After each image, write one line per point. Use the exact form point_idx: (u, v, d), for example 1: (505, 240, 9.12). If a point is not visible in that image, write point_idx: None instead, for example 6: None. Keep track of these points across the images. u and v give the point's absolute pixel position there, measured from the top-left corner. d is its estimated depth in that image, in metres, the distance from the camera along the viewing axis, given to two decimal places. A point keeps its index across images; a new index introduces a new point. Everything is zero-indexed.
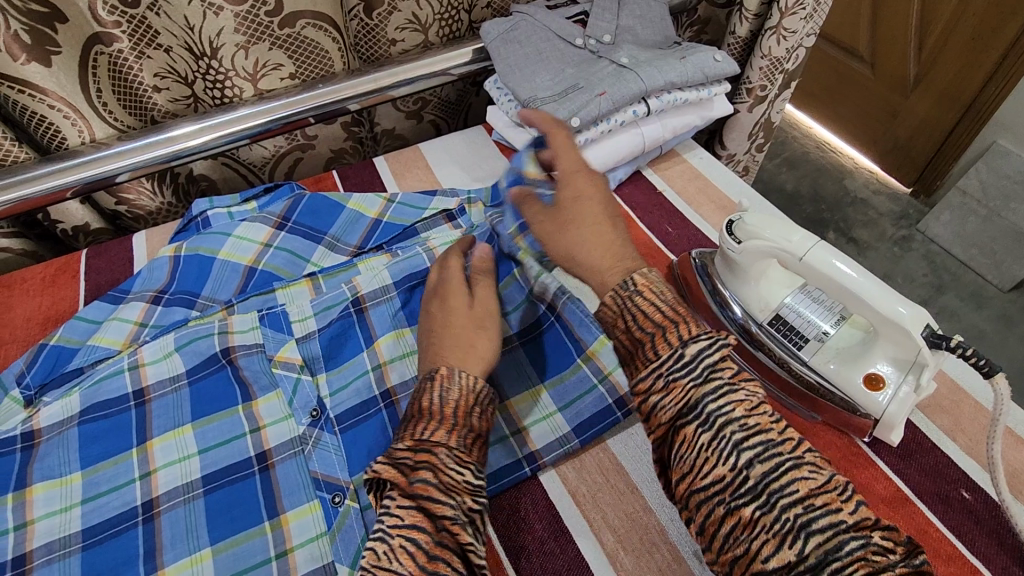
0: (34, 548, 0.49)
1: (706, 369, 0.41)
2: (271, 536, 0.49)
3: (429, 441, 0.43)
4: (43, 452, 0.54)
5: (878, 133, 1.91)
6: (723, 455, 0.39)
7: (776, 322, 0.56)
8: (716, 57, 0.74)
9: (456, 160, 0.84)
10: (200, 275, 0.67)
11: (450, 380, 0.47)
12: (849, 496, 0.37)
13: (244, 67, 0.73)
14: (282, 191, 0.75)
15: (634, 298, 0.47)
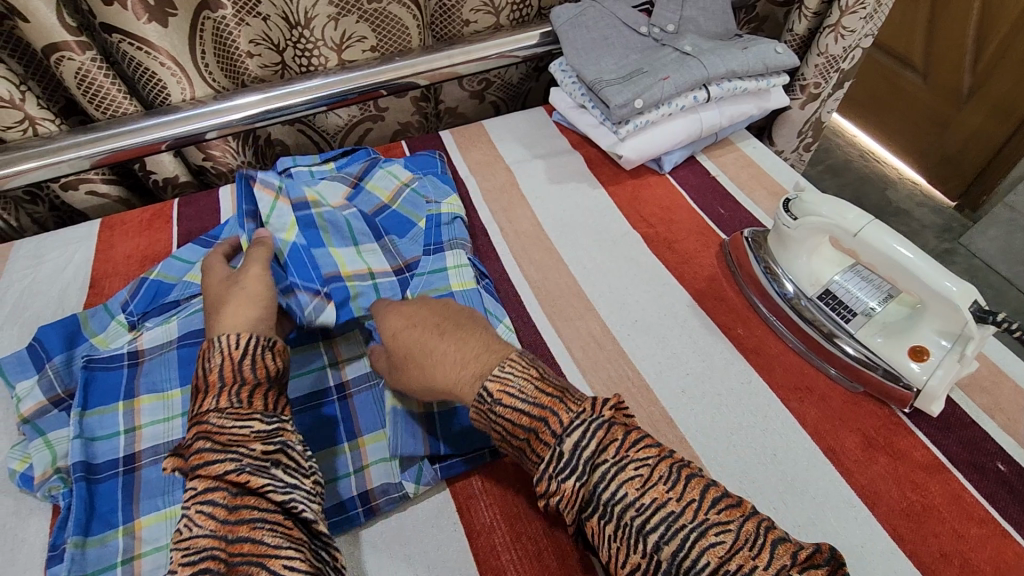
0: (142, 449, 0.55)
1: (586, 460, 0.40)
2: (349, 455, 0.54)
3: (201, 412, 0.45)
4: (148, 369, 0.60)
5: (925, 144, 1.89)
6: (632, 544, 0.38)
7: (825, 297, 0.59)
8: (778, 49, 0.77)
9: (518, 137, 0.88)
10: None
11: (212, 347, 0.49)
12: (758, 551, 0.36)
13: (332, 38, 0.79)
14: (359, 154, 0.82)
15: (496, 408, 0.45)
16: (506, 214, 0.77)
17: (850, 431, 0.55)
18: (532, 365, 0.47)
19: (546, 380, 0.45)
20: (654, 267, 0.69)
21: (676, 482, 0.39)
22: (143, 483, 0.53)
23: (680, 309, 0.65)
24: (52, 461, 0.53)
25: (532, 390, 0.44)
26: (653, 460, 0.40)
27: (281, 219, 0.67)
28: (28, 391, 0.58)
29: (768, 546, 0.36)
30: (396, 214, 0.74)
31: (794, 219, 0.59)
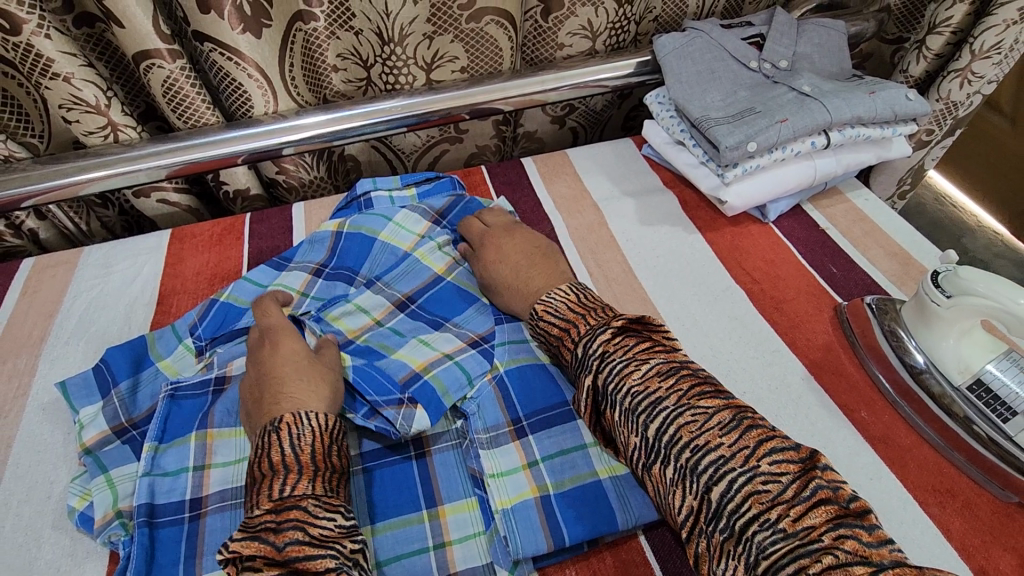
0: (210, 493, 0.51)
1: (594, 357, 0.51)
2: (428, 526, 0.50)
3: (291, 497, 0.43)
4: (219, 402, 0.56)
5: (1010, 191, 1.82)
6: (631, 426, 0.47)
7: (976, 389, 0.52)
8: (908, 96, 0.71)
9: (605, 170, 0.83)
10: (360, 254, 0.69)
11: (298, 426, 0.48)
12: (731, 431, 0.43)
13: (424, 56, 0.75)
14: (442, 184, 0.78)
15: (540, 322, 0.59)
16: (595, 257, 0.71)
17: (1004, 549, 0.47)
18: (572, 292, 0.59)
19: (580, 303, 0.58)
20: (762, 330, 0.63)
21: (670, 375, 0.48)
22: (206, 535, 0.49)
23: (794, 382, 0.58)
24: (113, 502, 0.49)
25: (566, 310, 0.57)
26: (654, 361, 0.49)
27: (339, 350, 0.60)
28: (92, 417, 0.54)
29: (738, 431, 0.43)
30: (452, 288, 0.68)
31: (946, 296, 0.52)
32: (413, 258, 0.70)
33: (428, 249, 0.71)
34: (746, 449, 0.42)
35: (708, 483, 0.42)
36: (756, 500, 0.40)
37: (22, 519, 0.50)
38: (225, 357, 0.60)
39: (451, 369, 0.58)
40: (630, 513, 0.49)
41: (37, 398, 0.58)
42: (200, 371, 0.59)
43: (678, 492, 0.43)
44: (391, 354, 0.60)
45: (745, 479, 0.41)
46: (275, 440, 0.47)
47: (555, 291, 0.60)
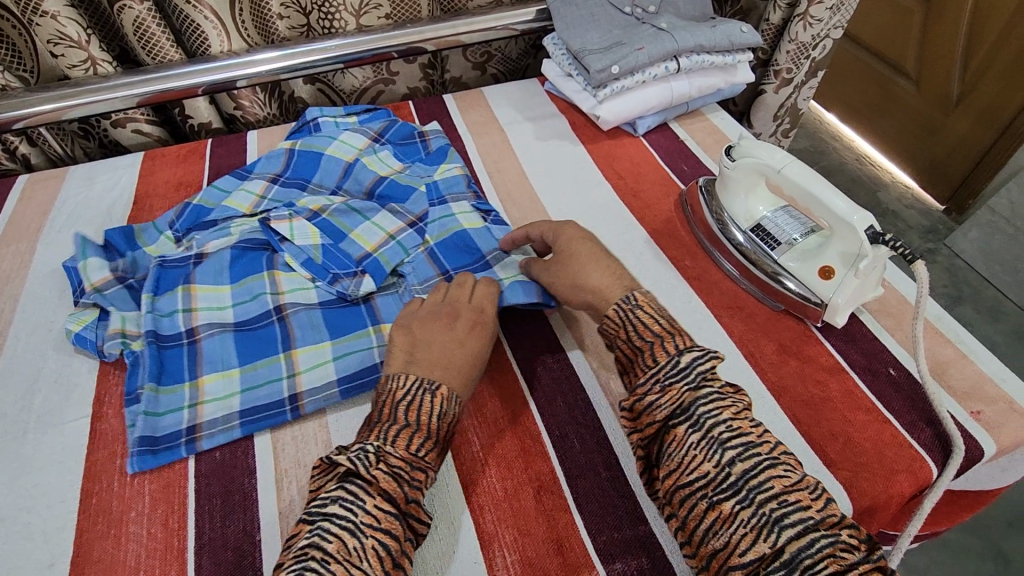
0: (198, 325, 0.66)
1: (698, 377, 0.51)
2: (374, 336, 0.65)
3: (423, 459, 0.49)
4: (199, 267, 0.71)
5: (915, 147, 2.04)
6: (711, 454, 0.46)
7: (755, 232, 0.69)
8: (743, 29, 0.88)
9: (513, 102, 0.99)
10: (312, 166, 0.84)
11: (448, 404, 0.52)
12: (818, 496, 0.44)
13: (352, 3, 0.92)
14: (379, 113, 0.93)
15: (634, 313, 0.56)
16: (496, 164, 0.88)
17: (768, 339, 0.64)
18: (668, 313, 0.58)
19: (677, 323, 0.56)
20: (620, 210, 0.80)
21: (761, 426, 0.48)
22: (203, 352, 0.64)
23: (637, 243, 0.75)
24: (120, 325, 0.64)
25: (664, 320, 0.55)
26: (747, 408, 0.50)
27: (301, 229, 0.73)
28: (97, 267, 0.68)
29: (823, 499, 0.44)
30: (395, 185, 0.82)
31: (733, 161, 0.70)
32: (361, 165, 0.84)
33: (372, 159, 0.86)
34: (834, 515, 0.43)
35: (790, 534, 0.41)
36: (831, 564, 0.40)
37: (31, 345, 0.65)
38: (202, 239, 0.74)
39: (393, 246, 0.73)
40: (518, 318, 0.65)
41: (37, 270, 0.73)
42: (180, 250, 0.74)
43: (750, 533, 0.42)
44: (351, 233, 0.75)
45: (828, 541, 0.41)
46: (428, 402, 0.52)
47: (648, 290, 0.59)
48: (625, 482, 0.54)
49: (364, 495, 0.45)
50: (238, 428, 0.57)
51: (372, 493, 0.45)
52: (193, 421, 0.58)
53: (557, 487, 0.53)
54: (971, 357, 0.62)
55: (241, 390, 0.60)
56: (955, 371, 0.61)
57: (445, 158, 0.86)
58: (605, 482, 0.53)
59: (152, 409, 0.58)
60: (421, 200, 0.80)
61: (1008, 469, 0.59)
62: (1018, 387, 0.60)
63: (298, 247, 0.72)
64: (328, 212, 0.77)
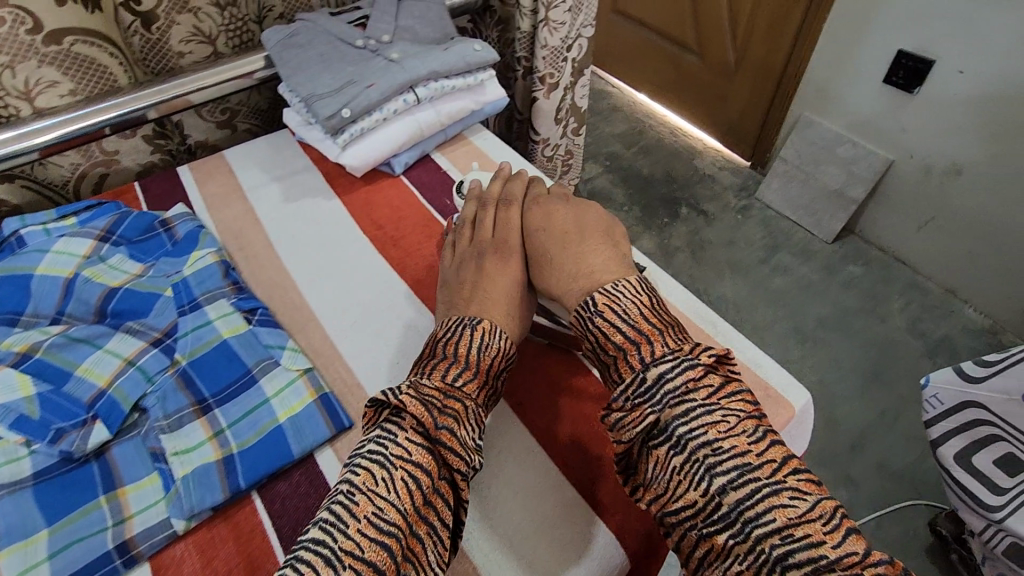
0: None
1: (669, 396, 0.45)
2: (107, 508, 0.51)
3: (458, 390, 0.49)
4: None
5: (714, 114, 2.19)
6: (697, 481, 0.42)
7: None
8: (475, 47, 0.85)
9: (257, 160, 0.88)
10: (18, 293, 0.66)
11: (490, 336, 0.53)
12: (832, 528, 0.38)
13: (15, 85, 0.75)
14: (106, 208, 0.76)
15: (595, 319, 0.51)
16: (238, 239, 0.77)
17: (537, 379, 0.63)
18: (644, 292, 0.52)
19: (654, 311, 0.51)
20: (378, 266, 0.72)
21: (759, 438, 0.42)
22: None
23: (398, 301, 0.68)
24: None
25: (634, 316, 0.50)
26: (742, 415, 0.44)
27: (4, 382, 0.58)
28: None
29: (841, 530, 0.38)
30: (135, 293, 0.66)
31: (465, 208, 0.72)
32: (86, 277, 0.67)
33: (106, 266, 0.69)
34: (854, 553, 0.37)
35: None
36: None
37: None
38: None
39: (132, 375, 0.59)
40: (304, 438, 0.55)
41: None
42: None
43: (746, 570, 0.39)
44: (75, 370, 0.59)
45: None
46: (468, 335, 0.53)
47: (614, 287, 0.52)
48: None
49: (396, 428, 0.46)
50: None
51: (401, 427, 0.46)
52: None
53: None
54: (729, 347, 0.62)
55: None
56: None
57: (197, 248, 0.72)
58: None
59: None
60: (168, 308, 0.65)
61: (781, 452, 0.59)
62: (772, 368, 0.61)
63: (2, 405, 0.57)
64: (42, 350, 0.61)
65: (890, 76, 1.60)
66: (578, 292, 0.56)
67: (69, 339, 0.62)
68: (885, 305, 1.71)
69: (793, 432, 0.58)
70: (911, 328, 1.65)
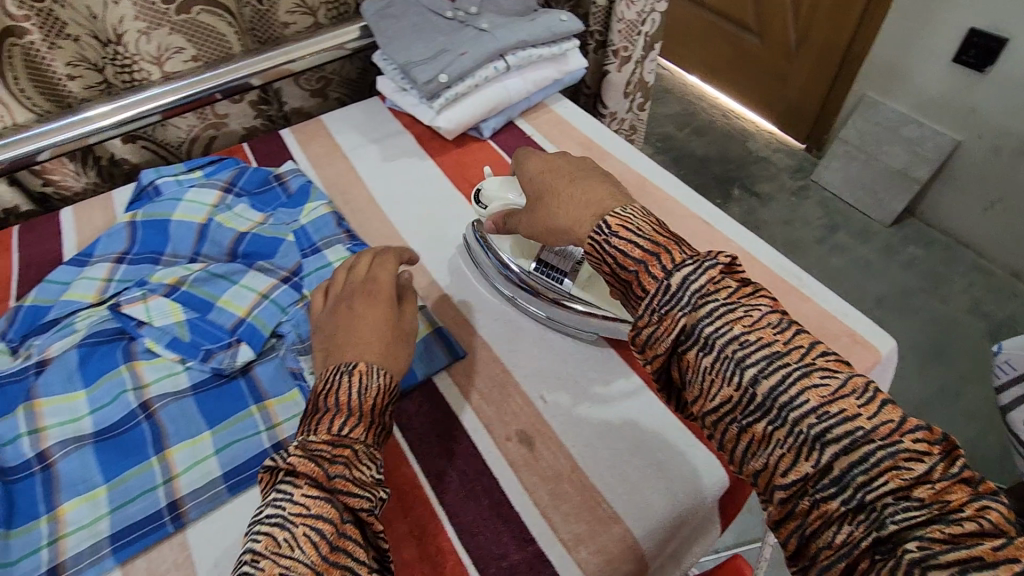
0: (51, 445, 0.57)
1: (692, 300, 0.47)
2: (258, 417, 0.59)
3: (347, 437, 0.48)
4: (43, 376, 0.62)
5: (770, 96, 2.18)
6: (730, 378, 0.44)
7: (540, 265, 0.66)
8: (562, 18, 0.88)
9: (354, 125, 0.95)
10: (161, 235, 0.75)
11: (367, 377, 0.50)
12: (867, 402, 0.41)
13: (149, 51, 0.83)
14: (227, 162, 0.84)
15: (610, 241, 0.52)
16: (344, 195, 0.83)
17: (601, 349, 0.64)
18: (647, 214, 0.54)
19: (661, 227, 0.52)
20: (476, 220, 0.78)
21: (783, 328, 0.45)
22: (61, 476, 0.55)
23: None
24: None
25: (648, 231, 0.51)
26: (763, 311, 0.47)
27: (160, 308, 0.66)
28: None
29: (875, 403, 0.42)
30: (262, 237, 0.74)
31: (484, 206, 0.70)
32: (218, 223, 0.75)
33: (234, 213, 0.77)
34: (890, 423, 0.40)
35: (834, 453, 0.40)
36: (894, 476, 0.39)
37: None
38: (43, 344, 0.65)
39: (268, 307, 0.67)
40: (426, 365, 0.62)
41: None
42: (19, 361, 0.64)
43: (789, 454, 0.42)
44: (217, 302, 0.67)
45: (888, 453, 0.39)
46: (346, 382, 0.50)
47: (627, 208, 0.54)
48: (506, 503, 0.52)
49: (290, 488, 0.43)
50: (110, 556, 0.50)
51: (297, 484, 0.44)
52: (54, 561, 0.50)
53: (438, 530, 0.50)
54: (814, 298, 0.66)
55: (110, 510, 0.53)
56: (802, 315, 0.64)
57: (310, 200, 0.79)
58: (487, 510, 0.52)
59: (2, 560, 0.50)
60: (292, 251, 0.72)
61: None
62: (858, 318, 0.64)
63: (159, 329, 0.65)
64: (187, 283, 0.69)
65: (961, 55, 1.58)
66: (589, 218, 0.55)
67: (210, 275, 0.69)
68: (947, 286, 1.70)
69: (878, 376, 0.62)
70: (972, 311, 1.64)
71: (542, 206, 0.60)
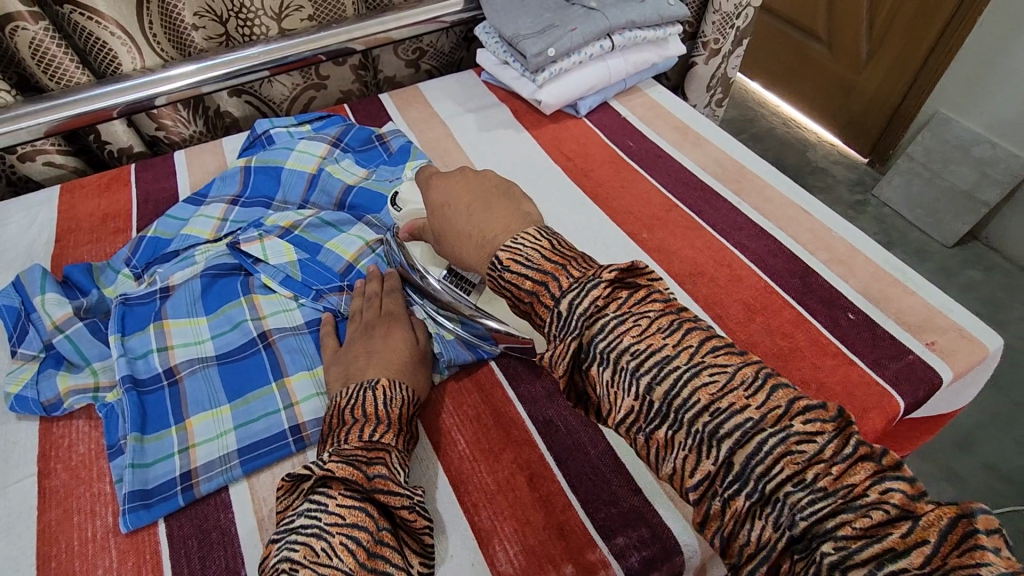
0: (179, 363, 0.60)
1: (584, 318, 0.42)
2: None
3: (379, 442, 0.48)
4: (169, 301, 0.65)
5: (835, 107, 2.14)
6: (629, 389, 0.39)
7: (450, 275, 0.59)
8: (670, 3, 0.89)
9: (451, 95, 0.97)
10: (274, 182, 0.78)
11: (392, 391, 0.52)
12: (755, 390, 0.37)
13: (271, 7, 0.87)
14: (334, 119, 0.87)
15: (505, 275, 0.48)
16: (443, 159, 0.86)
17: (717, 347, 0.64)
18: (542, 237, 0.49)
19: (554, 249, 0.47)
20: (574, 192, 0.79)
21: (758, 388, 0.37)
22: (188, 393, 0.58)
23: (596, 223, 0.75)
24: (93, 378, 0.59)
25: (537, 257, 0.46)
26: (733, 366, 0.38)
27: (275, 248, 0.69)
28: (56, 302, 0.62)
29: (763, 390, 0.37)
30: (368, 191, 0.76)
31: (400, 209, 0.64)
32: (329, 173, 0.78)
33: (342, 166, 0.80)
34: (778, 408, 0.36)
35: (730, 448, 0.36)
36: (790, 465, 0.34)
37: None
38: (165, 272, 0.68)
39: (375, 257, 0.70)
40: None
41: None
42: (144, 287, 0.67)
43: (690, 457, 0.37)
44: (327, 246, 0.71)
45: (777, 440, 0.35)
46: (372, 395, 0.52)
47: (521, 237, 0.48)
48: (613, 455, 0.53)
49: (325, 498, 0.43)
50: (239, 467, 0.53)
51: (332, 493, 0.43)
52: (188, 467, 0.53)
53: (549, 474, 0.52)
54: (918, 292, 0.66)
55: (236, 427, 0.56)
56: (906, 308, 0.65)
57: (413, 159, 0.81)
58: (595, 460, 0.53)
59: (140, 461, 0.53)
60: None
61: (964, 390, 0.63)
62: (963, 314, 0.64)
63: (275, 266, 0.68)
64: (300, 228, 0.72)
65: None
66: (482, 257, 0.51)
67: (319, 223, 0.73)
68: (1007, 312, 1.67)
69: (981, 373, 0.62)
70: None
71: (444, 240, 0.57)
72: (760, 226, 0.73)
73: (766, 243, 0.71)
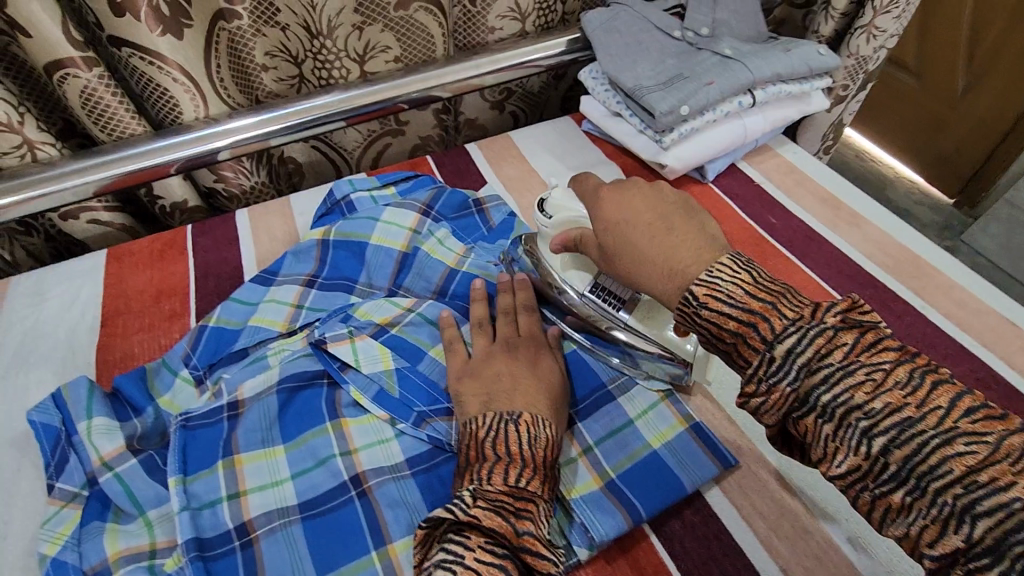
0: (253, 517, 0.48)
1: (803, 366, 0.37)
2: None
3: (526, 490, 0.42)
4: (240, 424, 0.53)
5: (917, 142, 1.98)
6: (787, 376, 0.37)
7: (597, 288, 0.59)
8: (820, 51, 0.75)
9: (549, 148, 0.84)
10: (357, 261, 0.66)
11: (536, 428, 0.46)
12: (929, 400, 0.34)
13: (354, 48, 0.75)
14: (423, 180, 0.75)
15: (700, 313, 0.41)
16: None
17: None
18: (740, 266, 0.41)
19: (760, 285, 0.40)
20: None
21: (917, 386, 0.35)
22: (266, 560, 0.46)
23: None
24: (148, 537, 0.47)
25: (741, 294, 0.40)
26: (889, 364, 0.36)
27: (368, 352, 0.56)
28: (104, 432, 0.51)
29: (926, 390, 0.35)
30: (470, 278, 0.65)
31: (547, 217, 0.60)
32: (424, 252, 0.66)
33: (438, 240, 0.67)
34: (940, 409, 0.34)
35: (888, 447, 0.34)
36: (960, 465, 0.32)
37: None
38: (233, 379, 0.56)
39: None
40: (693, 473, 0.50)
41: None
42: (207, 399, 0.55)
43: (840, 448, 0.36)
44: (429, 353, 0.58)
45: (940, 442, 0.33)
46: (515, 432, 0.45)
47: (723, 270, 0.41)
48: None
49: (461, 549, 0.38)
50: None
51: (471, 546, 0.38)
52: None
53: None
54: None
55: None
56: None
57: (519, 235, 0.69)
58: None
59: None
60: None
61: None
62: None
63: (367, 376, 0.55)
64: (397, 326, 0.59)
65: None
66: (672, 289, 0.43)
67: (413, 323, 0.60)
68: None
69: None
70: None
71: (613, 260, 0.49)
72: (958, 342, 0.59)
73: (972, 367, 0.57)
